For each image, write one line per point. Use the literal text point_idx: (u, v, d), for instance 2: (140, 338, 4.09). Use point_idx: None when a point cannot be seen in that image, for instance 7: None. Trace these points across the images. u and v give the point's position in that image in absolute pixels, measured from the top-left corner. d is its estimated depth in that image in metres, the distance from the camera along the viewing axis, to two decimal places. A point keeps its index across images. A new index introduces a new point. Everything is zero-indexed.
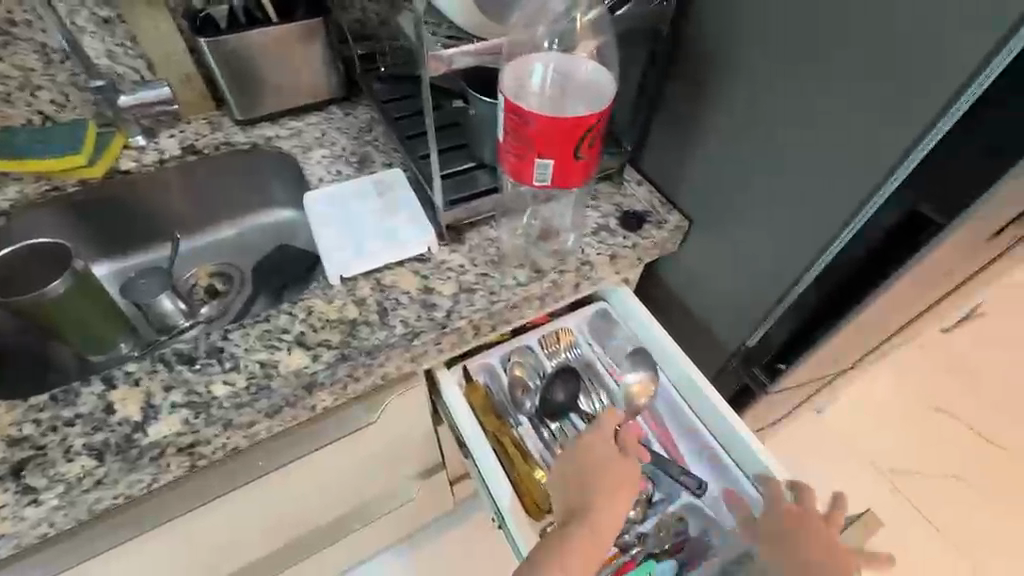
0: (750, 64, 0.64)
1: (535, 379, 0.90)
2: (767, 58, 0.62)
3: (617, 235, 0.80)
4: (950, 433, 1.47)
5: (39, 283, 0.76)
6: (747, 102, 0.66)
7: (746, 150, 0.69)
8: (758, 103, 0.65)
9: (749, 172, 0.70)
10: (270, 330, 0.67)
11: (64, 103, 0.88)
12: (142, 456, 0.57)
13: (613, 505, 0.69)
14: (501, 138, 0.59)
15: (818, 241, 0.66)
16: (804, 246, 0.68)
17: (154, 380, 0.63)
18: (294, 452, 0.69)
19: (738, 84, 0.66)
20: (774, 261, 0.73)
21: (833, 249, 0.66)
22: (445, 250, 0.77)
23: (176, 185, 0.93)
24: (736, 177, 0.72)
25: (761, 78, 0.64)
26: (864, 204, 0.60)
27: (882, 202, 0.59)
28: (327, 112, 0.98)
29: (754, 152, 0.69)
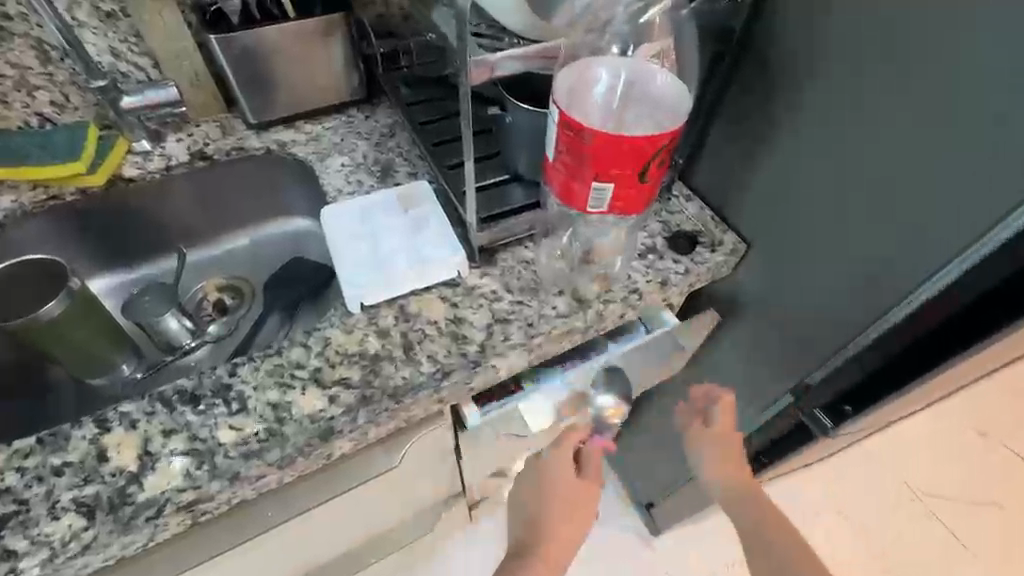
0: (825, 79, 0.55)
1: None
2: (852, 72, 0.53)
3: (667, 258, 0.71)
4: (988, 458, 1.44)
5: (38, 306, 0.70)
6: (821, 121, 0.58)
7: (818, 175, 0.60)
8: (837, 121, 0.56)
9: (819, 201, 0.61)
10: (283, 365, 0.60)
11: (64, 103, 0.80)
12: (136, 516, 0.50)
13: (568, 527, 0.76)
14: (550, 155, 0.50)
15: (898, 286, 0.57)
16: (878, 289, 0.59)
17: (153, 423, 0.56)
18: (309, 499, 0.62)
19: (813, 100, 0.57)
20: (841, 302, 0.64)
21: (918, 295, 0.56)
22: (475, 274, 0.69)
23: (183, 194, 0.86)
24: (801, 205, 0.63)
25: (842, 93, 0.55)
26: (977, 242, 0.50)
27: (988, 248, 0.49)
28: (347, 116, 0.90)
29: (826, 179, 0.60)
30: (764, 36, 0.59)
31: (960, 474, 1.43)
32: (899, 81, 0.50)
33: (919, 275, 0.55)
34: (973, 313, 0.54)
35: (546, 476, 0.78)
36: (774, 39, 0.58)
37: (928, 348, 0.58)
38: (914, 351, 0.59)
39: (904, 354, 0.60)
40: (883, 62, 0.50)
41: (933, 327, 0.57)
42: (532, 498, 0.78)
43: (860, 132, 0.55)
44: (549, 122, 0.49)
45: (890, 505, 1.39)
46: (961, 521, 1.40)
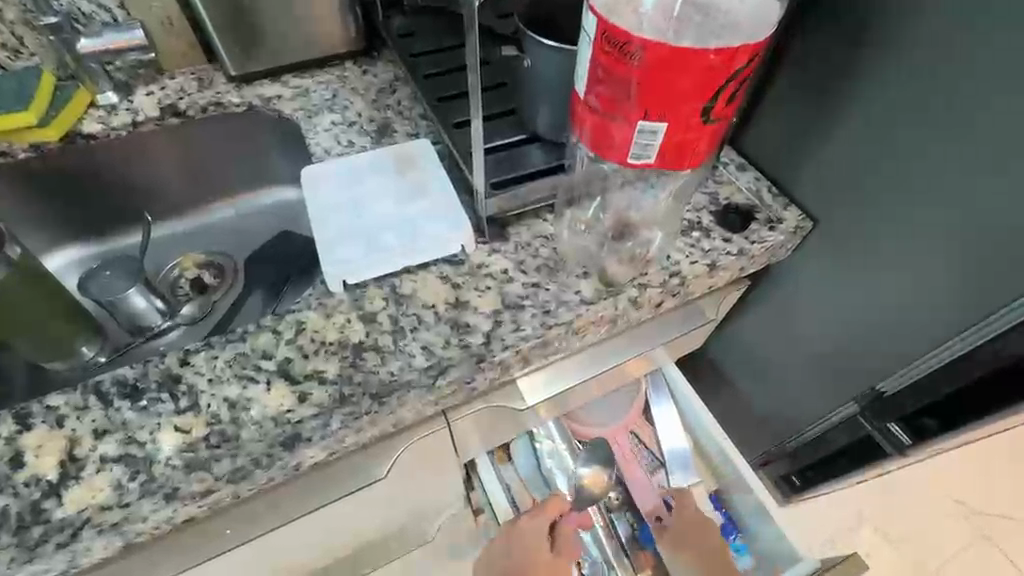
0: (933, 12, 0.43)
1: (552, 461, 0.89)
2: (967, 11, 0.41)
3: (715, 237, 0.59)
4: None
5: None
6: (919, 74, 0.45)
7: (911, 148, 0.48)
8: (949, 71, 0.43)
9: (904, 177, 0.49)
10: (245, 354, 0.49)
11: (17, 47, 0.71)
12: (43, 543, 0.41)
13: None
14: (581, 91, 0.38)
15: (1011, 288, 0.46)
16: (984, 290, 0.48)
17: (83, 421, 0.45)
18: (270, 520, 0.52)
19: (915, 43, 0.44)
20: (932, 302, 0.52)
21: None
22: (483, 250, 0.57)
23: (155, 155, 0.76)
24: (886, 178, 0.51)
25: (950, 42, 0.42)
26: None
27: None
28: (342, 69, 0.78)
29: (919, 154, 0.47)
30: None
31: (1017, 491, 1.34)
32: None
33: None
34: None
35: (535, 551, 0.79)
36: None
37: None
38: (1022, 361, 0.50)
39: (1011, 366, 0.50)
40: (1014, 2, 0.38)
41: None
42: (496, 548, 0.82)
43: (973, 91, 0.42)
44: (579, 45, 0.37)
45: (944, 523, 1.28)
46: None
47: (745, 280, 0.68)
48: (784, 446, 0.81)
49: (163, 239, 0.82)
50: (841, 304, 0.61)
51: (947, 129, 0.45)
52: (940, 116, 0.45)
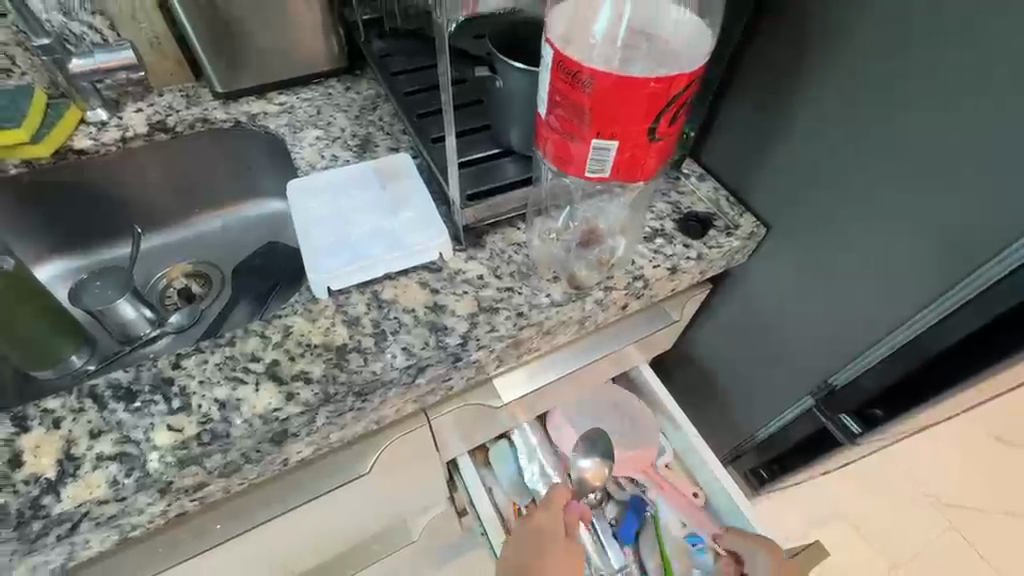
0: (859, 46, 0.48)
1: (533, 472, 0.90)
2: (885, 46, 0.46)
3: (677, 243, 0.63)
4: (1016, 466, 1.45)
5: None
6: (848, 101, 0.51)
7: (846, 163, 0.53)
8: (869, 95, 0.49)
9: (840, 190, 0.55)
10: (234, 358, 0.52)
11: (9, 67, 0.73)
12: (45, 535, 0.43)
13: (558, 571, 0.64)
14: (544, 112, 0.42)
15: (933, 288, 0.51)
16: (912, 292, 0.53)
17: (79, 422, 0.48)
18: (257, 517, 0.54)
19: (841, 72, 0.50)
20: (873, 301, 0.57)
21: (958, 292, 0.50)
22: (460, 257, 0.61)
23: (145, 169, 0.78)
24: (827, 191, 0.56)
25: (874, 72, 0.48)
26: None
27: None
28: (325, 86, 0.82)
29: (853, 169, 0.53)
30: None
31: (980, 484, 1.41)
32: (943, 56, 0.43)
33: (970, 269, 0.48)
34: (1017, 315, 0.49)
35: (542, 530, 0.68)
36: None
37: (966, 357, 0.54)
38: (948, 355, 0.55)
39: (938, 360, 0.56)
40: (920, 44, 0.44)
41: (972, 330, 0.52)
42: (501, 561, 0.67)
43: (896, 115, 0.48)
44: (542, 71, 0.42)
45: (913, 514, 1.34)
46: (992, 540, 1.33)
47: (707, 282, 0.73)
48: (750, 439, 0.87)
49: (150, 249, 0.84)
50: (793, 304, 0.66)
51: (873, 148, 0.50)
52: (871, 136, 0.50)
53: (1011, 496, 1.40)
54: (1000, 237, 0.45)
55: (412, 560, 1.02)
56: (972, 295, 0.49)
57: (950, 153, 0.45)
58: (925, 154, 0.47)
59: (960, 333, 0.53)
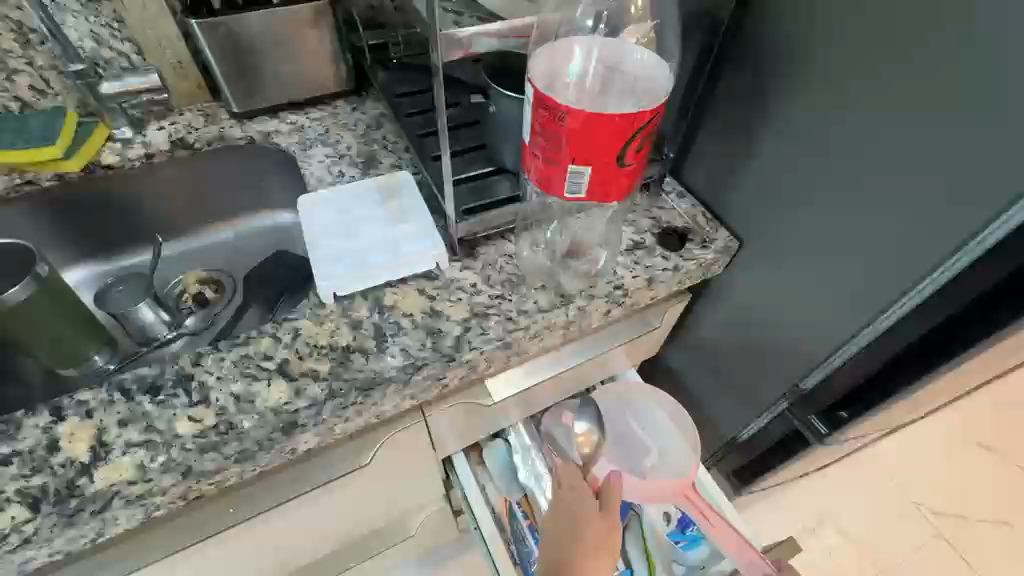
0: (808, 80, 0.54)
1: (525, 473, 0.89)
2: (831, 83, 0.52)
3: (656, 255, 0.69)
4: (1005, 473, 1.48)
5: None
6: (803, 129, 0.56)
7: (803, 183, 0.59)
8: (821, 125, 0.55)
9: (799, 209, 0.60)
10: (248, 356, 0.58)
11: (44, 88, 0.79)
12: (80, 510, 0.48)
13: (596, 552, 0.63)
14: (530, 138, 0.48)
15: (881, 299, 0.56)
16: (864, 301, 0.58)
17: (109, 413, 0.53)
18: (268, 502, 0.59)
19: (795, 104, 0.56)
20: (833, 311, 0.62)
21: (904, 303, 0.55)
22: (455, 266, 0.67)
23: (166, 183, 0.85)
24: (791, 209, 0.62)
25: (822, 105, 0.53)
26: (957, 251, 0.48)
27: (959, 265, 0.49)
28: (333, 107, 0.89)
29: (809, 190, 0.58)
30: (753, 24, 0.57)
31: (967, 490, 1.44)
32: (879, 94, 0.49)
33: (911, 281, 0.53)
34: (955, 323, 0.53)
35: (580, 515, 0.66)
36: (764, 26, 0.55)
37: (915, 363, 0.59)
38: (899, 360, 0.60)
39: (891, 364, 0.61)
40: (858, 82, 0.50)
41: (918, 337, 0.57)
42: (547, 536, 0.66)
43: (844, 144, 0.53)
44: (526, 104, 0.47)
45: (901, 521, 1.37)
46: (981, 547, 1.36)
47: (687, 292, 0.79)
48: (732, 440, 0.92)
49: (169, 257, 0.90)
50: (764, 313, 0.72)
51: (825, 172, 0.56)
52: (823, 161, 0.56)
53: (999, 503, 1.43)
54: (935, 252, 0.50)
55: (410, 558, 1.07)
56: (914, 305, 0.54)
57: (887, 177, 0.51)
58: (869, 179, 0.53)
59: (908, 340, 0.58)
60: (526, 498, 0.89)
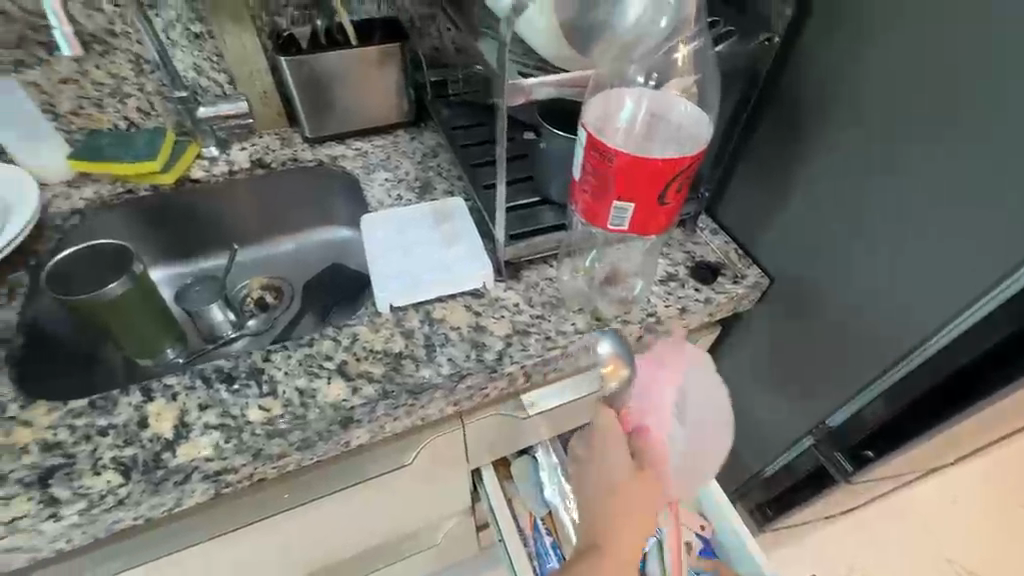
0: (841, 131, 0.59)
1: (552, 490, 0.91)
2: (863, 136, 0.57)
3: (689, 287, 0.73)
4: None
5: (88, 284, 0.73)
6: (836, 177, 0.61)
7: (835, 224, 0.63)
8: (853, 174, 0.59)
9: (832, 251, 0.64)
10: (313, 356, 0.64)
11: (149, 110, 0.89)
12: (166, 479, 0.54)
13: (636, 510, 0.58)
14: (578, 176, 0.54)
15: (909, 339, 0.59)
16: (894, 340, 0.61)
17: (191, 397, 0.60)
18: (319, 491, 0.66)
19: (831, 153, 0.60)
20: (861, 349, 0.65)
21: (930, 345, 0.58)
22: (500, 287, 0.72)
23: (241, 199, 0.93)
24: (822, 250, 0.66)
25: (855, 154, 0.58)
26: (983, 295, 0.52)
27: (987, 308, 0.52)
28: (394, 136, 0.97)
29: (842, 233, 0.62)
30: (789, 79, 0.62)
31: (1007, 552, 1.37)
32: (910, 146, 0.53)
33: (937, 320, 0.56)
34: (985, 363, 0.56)
35: (605, 484, 0.59)
36: (801, 83, 0.61)
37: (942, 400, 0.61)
38: (929, 398, 0.62)
39: (921, 402, 0.63)
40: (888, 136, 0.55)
41: (947, 377, 0.59)
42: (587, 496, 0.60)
43: (875, 192, 0.58)
44: (578, 146, 0.53)
45: None
46: None
47: (716, 325, 0.82)
48: (758, 474, 0.93)
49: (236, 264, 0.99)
50: (791, 349, 0.75)
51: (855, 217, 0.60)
52: (856, 208, 0.60)
53: None
54: (964, 294, 0.53)
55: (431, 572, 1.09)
56: (943, 346, 0.57)
57: (914, 223, 0.55)
58: (898, 225, 0.57)
59: (937, 378, 0.60)
60: (553, 517, 0.90)
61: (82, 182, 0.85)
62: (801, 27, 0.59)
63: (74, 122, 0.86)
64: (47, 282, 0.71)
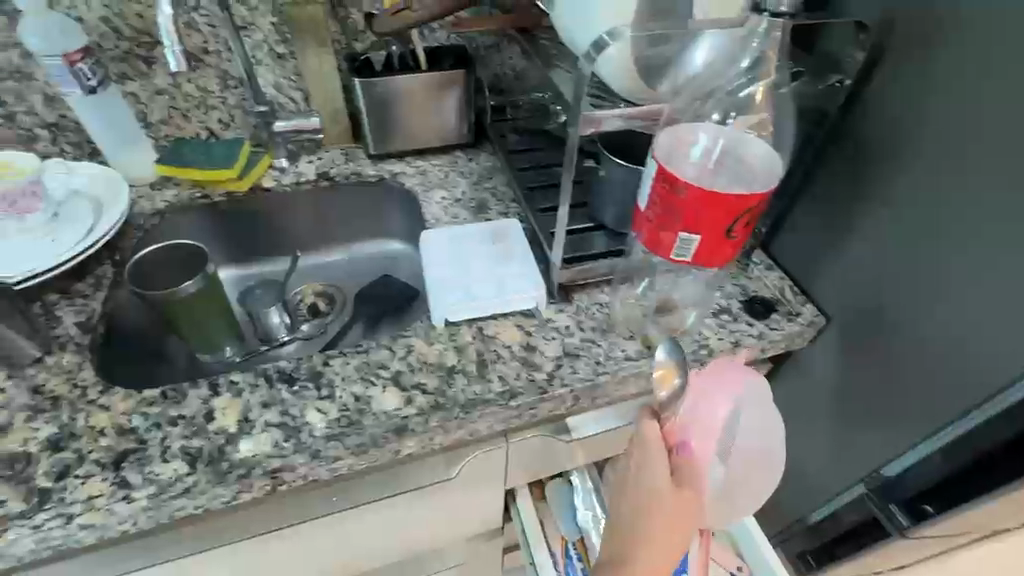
0: (907, 176, 0.58)
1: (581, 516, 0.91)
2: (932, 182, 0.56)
3: (742, 321, 0.72)
4: None
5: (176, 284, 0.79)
6: (900, 221, 0.60)
7: (896, 269, 0.61)
8: (919, 219, 0.58)
9: (894, 297, 0.62)
10: (369, 363, 0.67)
11: (229, 122, 0.96)
12: (230, 472, 0.57)
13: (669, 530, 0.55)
14: (643, 206, 0.55)
15: (972, 396, 0.56)
16: (953, 395, 0.58)
17: (255, 395, 0.63)
18: (365, 496, 0.67)
19: (897, 196, 0.60)
20: (918, 402, 0.62)
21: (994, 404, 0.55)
22: (552, 308, 0.73)
23: (305, 209, 0.98)
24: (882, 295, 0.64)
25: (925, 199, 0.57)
26: None
27: None
28: (452, 156, 1.00)
29: (905, 279, 0.61)
30: (858, 121, 0.62)
31: None
32: (980, 196, 0.52)
33: (1003, 380, 0.53)
34: None
35: (638, 502, 0.55)
36: (870, 125, 0.61)
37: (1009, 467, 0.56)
38: None
39: None
40: (959, 184, 0.53)
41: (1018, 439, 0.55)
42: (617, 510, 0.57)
43: (941, 240, 0.56)
44: (645, 177, 0.55)
45: None
46: None
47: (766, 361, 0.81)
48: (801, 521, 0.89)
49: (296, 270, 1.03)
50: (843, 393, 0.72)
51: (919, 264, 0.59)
52: (921, 255, 0.58)
53: None
54: None
55: None
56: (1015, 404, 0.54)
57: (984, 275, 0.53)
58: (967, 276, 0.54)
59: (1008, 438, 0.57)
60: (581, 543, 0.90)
61: (164, 185, 0.91)
62: (871, 73, 0.60)
63: (163, 131, 0.93)
64: (131, 278, 0.75)
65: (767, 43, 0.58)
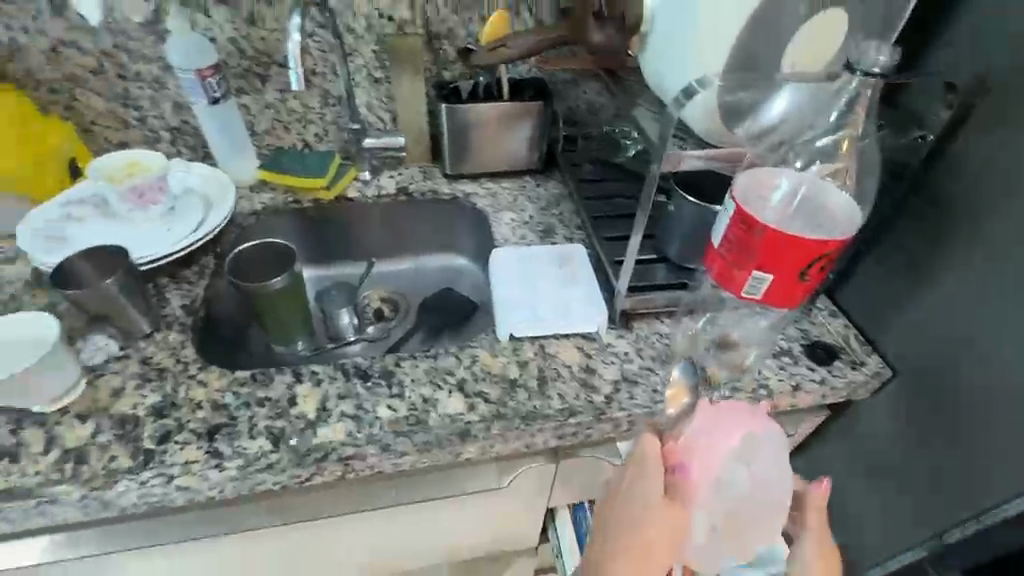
0: (990, 234, 0.58)
1: None
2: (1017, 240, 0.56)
3: (803, 364, 0.73)
4: None
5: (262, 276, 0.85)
6: (982, 276, 0.59)
7: (974, 324, 0.60)
8: (1002, 275, 0.57)
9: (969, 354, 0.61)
10: (437, 368, 0.71)
11: (323, 135, 1.04)
12: (308, 454, 0.62)
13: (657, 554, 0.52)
14: (717, 242, 0.57)
15: None
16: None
17: (333, 387, 0.68)
18: (420, 493, 0.71)
19: (980, 251, 0.59)
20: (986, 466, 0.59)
21: None
22: (612, 334, 0.76)
23: (382, 219, 1.05)
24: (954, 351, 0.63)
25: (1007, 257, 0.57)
26: None
27: None
28: (522, 180, 1.05)
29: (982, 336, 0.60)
30: (941, 176, 0.63)
31: None
32: None
33: None
34: None
35: (629, 517, 0.52)
36: (954, 181, 0.61)
37: None
38: None
39: None
40: None
41: None
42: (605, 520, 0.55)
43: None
44: (722, 215, 0.57)
45: None
46: None
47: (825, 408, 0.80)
48: None
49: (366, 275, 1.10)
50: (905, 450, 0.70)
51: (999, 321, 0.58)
52: (1003, 311, 0.57)
53: None
54: None
55: None
56: None
57: None
58: None
59: None
60: None
61: (261, 188, 1.00)
62: (958, 132, 0.60)
63: (266, 140, 1.03)
64: (229, 267, 0.83)
65: (852, 97, 0.60)
